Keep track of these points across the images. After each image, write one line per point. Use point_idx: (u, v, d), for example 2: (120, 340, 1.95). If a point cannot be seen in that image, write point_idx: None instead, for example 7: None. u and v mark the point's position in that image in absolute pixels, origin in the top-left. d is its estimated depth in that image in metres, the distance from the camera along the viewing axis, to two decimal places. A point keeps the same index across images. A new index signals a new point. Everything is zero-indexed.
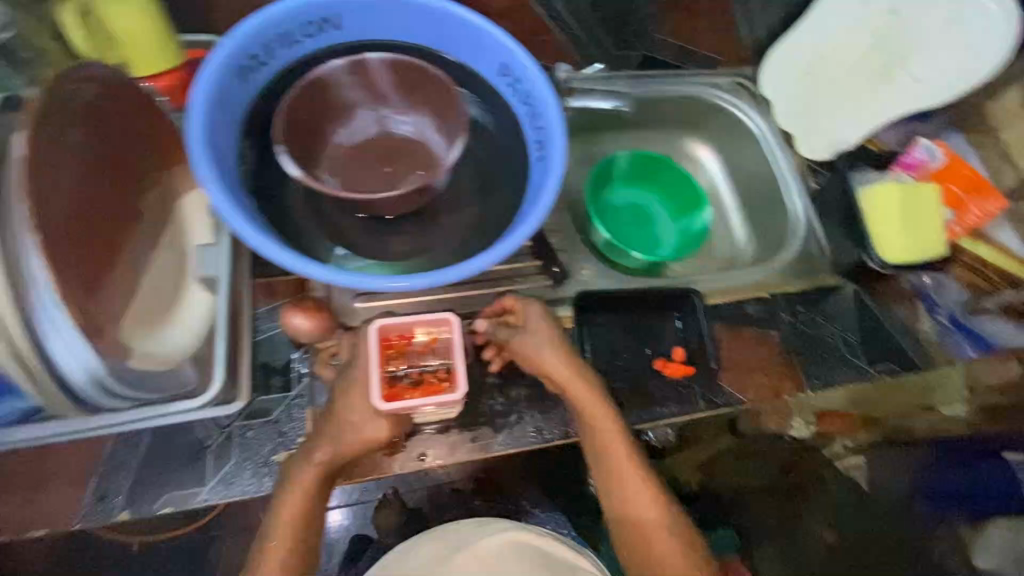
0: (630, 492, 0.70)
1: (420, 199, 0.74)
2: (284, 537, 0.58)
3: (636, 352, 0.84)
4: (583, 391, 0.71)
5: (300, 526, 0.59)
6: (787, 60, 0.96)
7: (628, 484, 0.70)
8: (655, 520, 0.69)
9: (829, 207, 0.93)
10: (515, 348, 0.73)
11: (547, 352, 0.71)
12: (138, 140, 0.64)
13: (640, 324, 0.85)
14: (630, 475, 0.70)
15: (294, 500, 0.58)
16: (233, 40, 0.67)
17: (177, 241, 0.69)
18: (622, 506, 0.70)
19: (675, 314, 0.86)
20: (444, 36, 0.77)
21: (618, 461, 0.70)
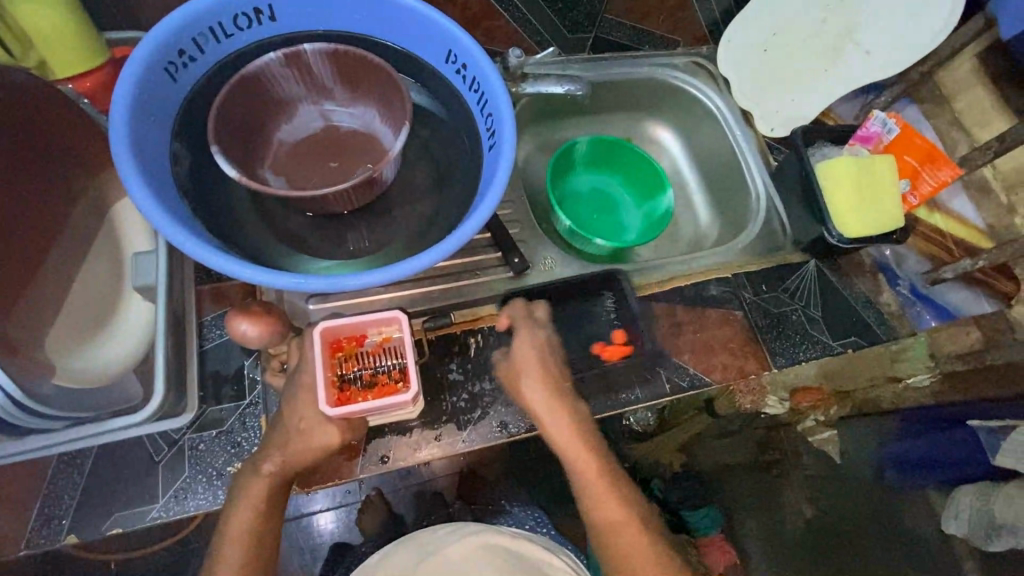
0: (612, 521, 0.67)
1: (370, 193, 0.71)
2: (232, 556, 0.55)
3: (576, 342, 0.81)
4: (557, 418, 0.70)
5: (251, 544, 0.55)
6: (741, 38, 0.94)
7: (610, 513, 0.68)
8: (637, 552, 0.66)
9: (789, 183, 0.92)
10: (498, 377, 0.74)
11: (529, 382, 0.71)
12: (58, 144, 0.60)
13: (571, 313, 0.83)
14: (612, 505, 0.68)
15: (243, 516, 0.56)
16: (156, 36, 0.63)
17: (112, 249, 0.66)
18: (603, 539, 0.67)
19: (607, 298, 0.84)
20: (386, 24, 0.74)
21: (600, 490, 0.69)
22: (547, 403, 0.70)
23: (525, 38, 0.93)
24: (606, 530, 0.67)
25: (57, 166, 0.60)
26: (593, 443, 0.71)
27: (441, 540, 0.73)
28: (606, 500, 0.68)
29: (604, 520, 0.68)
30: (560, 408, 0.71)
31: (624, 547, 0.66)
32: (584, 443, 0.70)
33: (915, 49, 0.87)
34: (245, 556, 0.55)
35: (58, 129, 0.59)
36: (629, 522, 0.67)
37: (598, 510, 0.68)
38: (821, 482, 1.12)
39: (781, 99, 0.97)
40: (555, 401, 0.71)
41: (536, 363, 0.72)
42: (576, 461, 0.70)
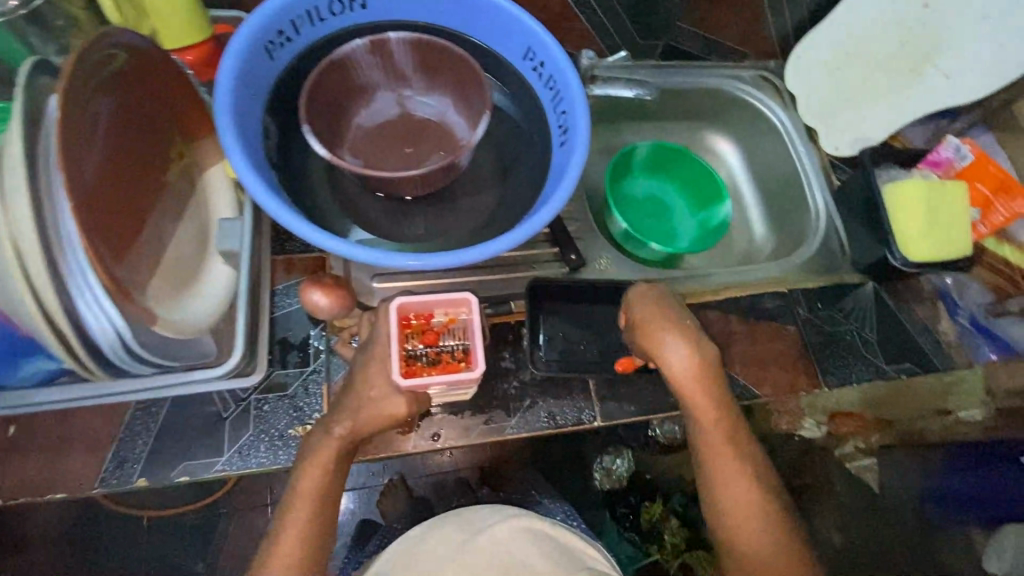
0: (719, 464, 0.67)
1: (442, 179, 0.74)
2: (301, 513, 0.57)
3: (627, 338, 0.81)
4: (684, 357, 0.67)
5: (316, 503, 0.58)
6: (812, 56, 0.95)
7: (721, 457, 0.67)
8: (741, 498, 0.66)
9: (851, 203, 0.91)
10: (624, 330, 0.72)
11: (656, 323, 0.67)
12: (165, 110, 0.64)
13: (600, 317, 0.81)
14: (723, 451, 0.67)
15: (312, 475, 0.58)
16: (261, 16, 0.67)
17: (200, 212, 0.69)
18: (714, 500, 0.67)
19: None
20: (470, 19, 0.76)
21: (716, 435, 0.67)
22: (677, 347, 0.66)
23: (598, 41, 0.94)
24: (711, 474, 0.67)
25: (161, 131, 0.63)
26: (717, 394, 0.68)
27: (487, 520, 0.75)
28: (719, 444, 0.67)
29: (714, 463, 0.67)
30: (691, 351, 0.67)
31: (730, 491, 0.66)
32: (702, 389, 0.67)
33: (994, 80, 0.86)
34: (312, 512, 0.58)
35: (166, 95, 0.63)
36: (737, 469, 0.67)
37: (710, 454, 0.67)
38: (852, 511, 1.10)
39: (849, 120, 0.97)
40: (678, 344, 0.66)
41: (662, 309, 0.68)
42: (696, 407, 0.68)
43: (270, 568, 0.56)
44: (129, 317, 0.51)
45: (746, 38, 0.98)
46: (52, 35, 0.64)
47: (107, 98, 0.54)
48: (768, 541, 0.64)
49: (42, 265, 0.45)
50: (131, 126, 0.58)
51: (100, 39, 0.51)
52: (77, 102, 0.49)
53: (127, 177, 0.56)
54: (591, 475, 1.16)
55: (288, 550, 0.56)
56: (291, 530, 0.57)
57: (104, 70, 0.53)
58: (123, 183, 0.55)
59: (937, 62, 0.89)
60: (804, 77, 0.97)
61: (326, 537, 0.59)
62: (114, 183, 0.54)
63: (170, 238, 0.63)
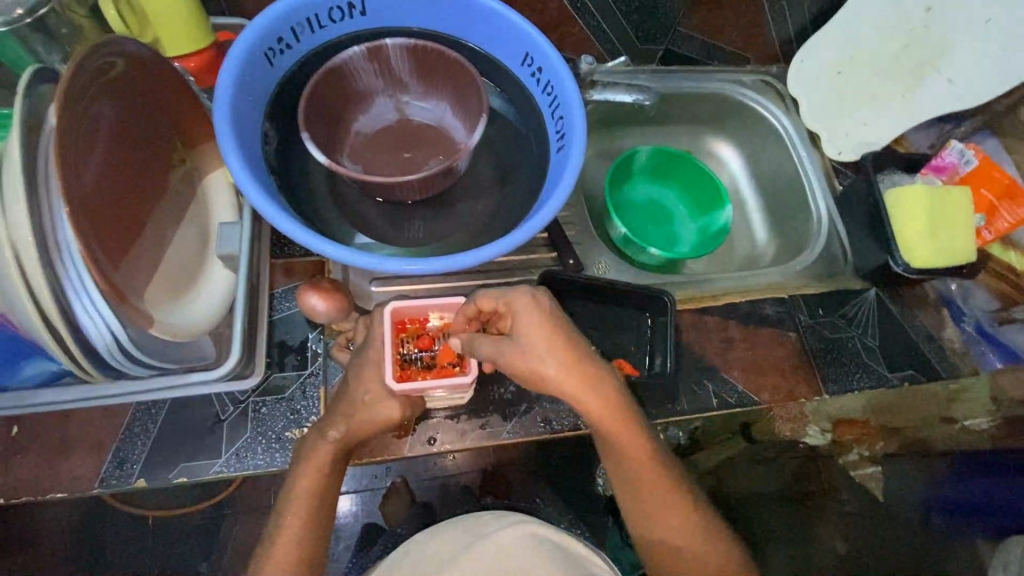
0: (644, 491, 0.66)
1: (440, 183, 0.74)
2: (295, 516, 0.58)
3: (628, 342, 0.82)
4: (589, 391, 0.60)
5: (312, 508, 0.58)
6: (814, 60, 0.95)
7: (646, 483, 0.65)
8: (675, 520, 0.66)
9: (854, 208, 0.91)
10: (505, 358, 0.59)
11: (535, 344, 0.59)
12: (165, 116, 0.64)
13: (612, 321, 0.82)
14: (656, 492, 0.66)
15: (307, 479, 0.58)
16: (260, 23, 0.68)
17: (201, 217, 0.70)
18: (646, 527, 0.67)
19: (647, 317, 0.83)
20: (469, 25, 0.77)
21: (634, 464, 0.65)
22: (558, 367, 0.59)
23: (597, 46, 0.94)
24: (637, 495, 0.66)
25: (161, 136, 0.64)
26: (628, 422, 0.63)
27: (490, 525, 0.75)
28: (648, 471, 0.65)
29: (637, 488, 0.66)
30: (592, 389, 0.60)
31: (659, 514, 0.66)
32: (613, 422, 0.62)
33: (1000, 84, 0.85)
34: (308, 515, 0.58)
35: (165, 100, 0.64)
36: (669, 500, 0.66)
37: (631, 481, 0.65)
38: (859, 522, 1.08)
39: (852, 124, 0.96)
40: (567, 369, 0.59)
41: (541, 318, 0.59)
42: (617, 442, 0.63)
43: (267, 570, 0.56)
44: (124, 318, 0.52)
45: (747, 43, 0.97)
46: (57, 44, 0.66)
47: (104, 105, 0.55)
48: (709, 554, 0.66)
49: (40, 270, 0.46)
50: (130, 132, 0.59)
51: (99, 47, 0.52)
52: (75, 109, 0.50)
53: (125, 182, 0.57)
54: (593, 481, 1.15)
55: (286, 552, 0.57)
56: (287, 532, 0.57)
57: (102, 77, 0.54)
58: (121, 188, 0.56)
59: (941, 66, 0.88)
60: (806, 82, 0.97)
61: (322, 542, 0.59)
62: (111, 188, 0.54)
63: (167, 243, 0.64)
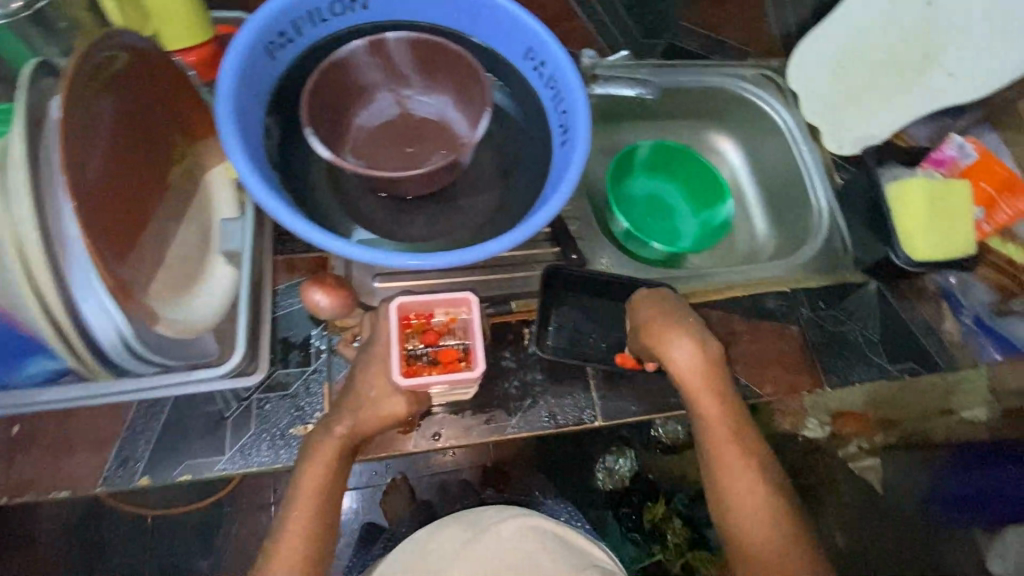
0: (727, 465, 0.67)
1: (444, 178, 0.74)
2: (302, 512, 0.58)
3: None
4: (693, 355, 0.69)
5: (319, 503, 0.58)
6: (814, 54, 0.95)
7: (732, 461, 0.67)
8: (758, 510, 0.65)
9: (854, 202, 0.91)
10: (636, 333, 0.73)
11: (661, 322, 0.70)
12: (168, 111, 0.64)
13: (615, 316, 0.83)
14: (743, 473, 0.66)
15: (314, 474, 0.58)
16: (261, 17, 0.67)
17: (203, 213, 0.69)
18: (728, 512, 0.66)
19: None
20: (471, 18, 0.76)
21: (723, 439, 0.68)
22: (682, 343, 0.69)
23: (598, 40, 0.94)
24: (724, 478, 0.67)
25: (163, 131, 0.64)
26: (726, 396, 0.69)
27: (492, 518, 0.75)
28: (735, 452, 0.67)
29: (723, 464, 0.67)
30: (695, 356, 0.69)
31: (741, 494, 0.66)
32: (711, 392, 0.69)
33: (999, 76, 0.86)
34: (315, 510, 0.58)
35: (168, 95, 0.63)
36: (755, 482, 0.66)
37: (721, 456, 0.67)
38: (856, 513, 1.10)
39: (852, 118, 0.96)
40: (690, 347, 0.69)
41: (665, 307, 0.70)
42: (707, 413, 0.69)
43: (275, 565, 0.56)
44: (129, 314, 0.51)
45: (748, 37, 0.97)
46: (55, 37, 0.65)
47: (108, 99, 0.54)
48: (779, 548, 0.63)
49: (44, 265, 0.45)
50: (133, 127, 0.58)
51: (103, 40, 0.52)
52: (79, 102, 0.49)
53: (129, 177, 0.56)
54: (593, 475, 1.15)
55: (292, 548, 0.56)
56: (295, 528, 0.57)
57: (106, 71, 0.54)
58: (125, 183, 0.55)
59: (942, 59, 0.88)
60: (807, 76, 0.97)
61: (327, 538, 0.59)
62: (115, 183, 0.54)
63: (171, 238, 0.63)
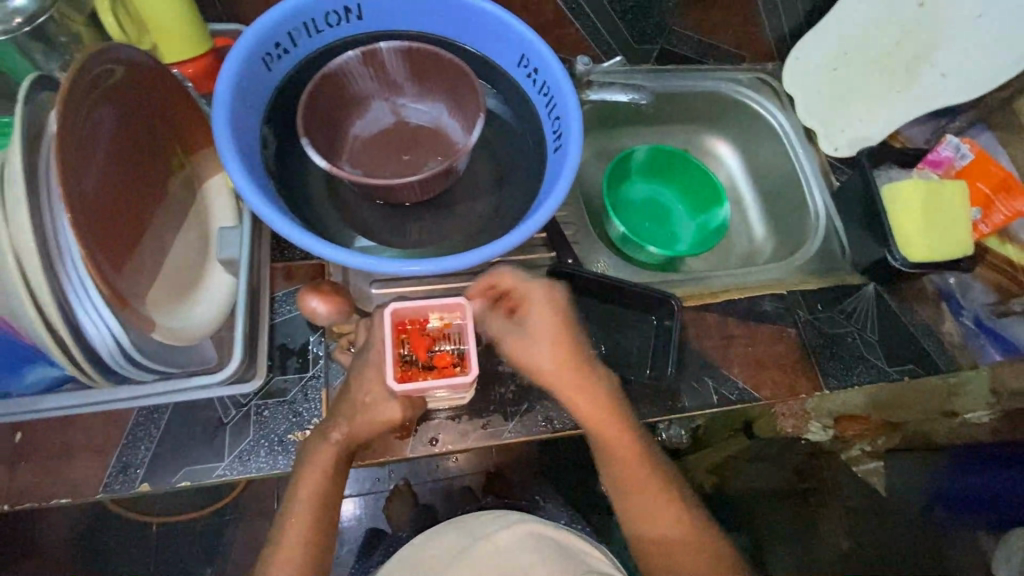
0: (639, 484, 0.69)
1: (440, 184, 0.75)
2: (302, 515, 0.58)
3: (633, 343, 0.82)
4: (574, 371, 0.70)
5: (315, 509, 0.59)
6: (805, 58, 0.97)
7: (634, 475, 0.70)
8: (669, 517, 0.69)
9: (850, 204, 0.91)
10: (507, 342, 0.72)
11: (535, 340, 0.71)
12: (165, 123, 0.65)
13: (615, 319, 0.83)
14: (646, 482, 0.69)
15: (310, 481, 0.59)
16: (259, 30, 0.68)
17: (201, 221, 0.70)
18: (636, 520, 0.69)
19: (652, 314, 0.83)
20: (464, 28, 0.77)
21: (621, 449, 0.69)
22: (551, 356, 0.70)
23: (592, 47, 0.94)
24: (626, 489, 0.70)
25: (161, 142, 0.65)
26: (616, 409, 0.71)
27: (490, 527, 0.75)
28: (634, 464, 0.69)
29: (625, 478, 0.70)
30: (578, 371, 0.70)
31: (649, 507, 0.69)
32: (599, 404, 0.70)
33: (994, 75, 0.86)
34: (313, 516, 0.59)
35: (167, 107, 0.65)
36: (656, 492, 0.69)
37: (621, 474, 0.70)
38: (865, 519, 1.08)
39: (847, 121, 0.97)
40: (564, 373, 0.70)
41: (544, 318, 0.71)
42: (601, 428, 0.70)
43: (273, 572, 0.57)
44: (126, 322, 0.52)
45: (742, 41, 0.97)
46: (56, 51, 0.66)
47: (105, 112, 0.55)
48: (693, 550, 0.68)
49: (43, 277, 0.46)
50: (131, 139, 0.59)
51: (100, 54, 0.53)
52: (75, 116, 0.50)
53: (125, 188, 0.57)
54: (596, 482, 1.16)
55: (289, 555, 0.57)
56: (293, 533, 0.58)
57: (102, 84, 0.55)
58: (122, 194, 0.57)
59: (933, 59, 0.90)
60: (800, 79, 0.98)
61: (325, 544, 0.59)
62: (113, 195, 0.55)
63: (168, 248, 0.64)
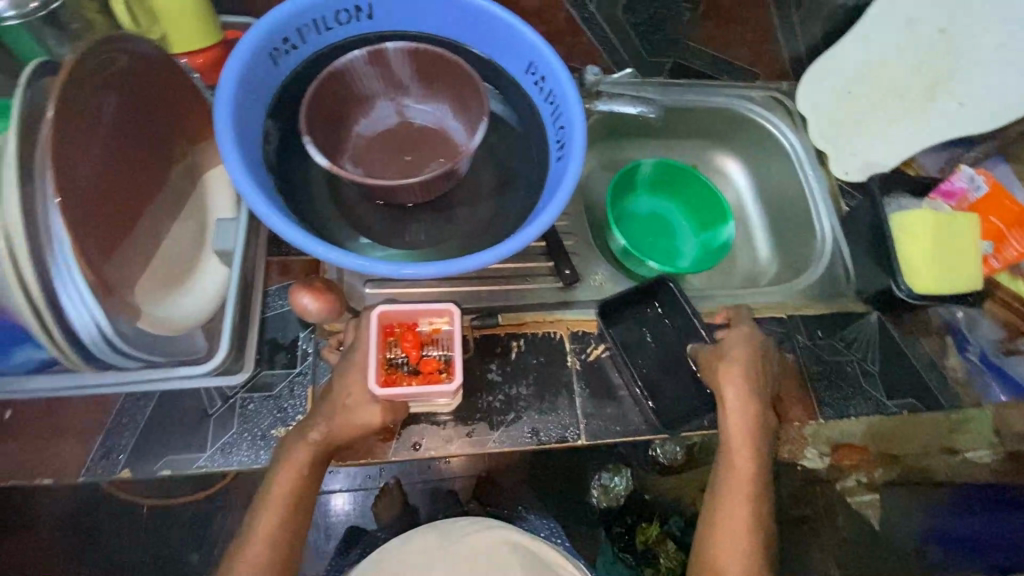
0: (734, 527, 0.68)
1: (440, 187, 0.75)
2: (273, 513, 0.59)
3: (642, 354, 0.80)
4: (745, 408, 0.71)
5: (288, 505, 0.59)
6: (820, 79, 0.95)
7: (733, 515, 0.69)
8: (737, 562, 0.66)
9: (858, 230, 0.89)
10: (703, 359, 0.76)
11: (729, 378, 0.72)
12: (168, 113, 0.65)
13: (630, 321, 0.82)
14: (744, 525, 0.68)
15: (285, 476, 0.59)
16: (267, 25, 0.68)
17: (199, 212, 0.71)
18: (710, 555, 0.68)
19: (663, 315, 0.82)
20: (473, 32, 0.77)
21: (741, 485, 0.70)
22: (733, 387, 0.71)
23: (605, 57, 0.94)
24: (720, 528, 0.69)
25: (162, 130, 0.65)
26: (760, 452, 0.71)
27: (466, 529, 0.74)
28: (741, 503, 0.69)
29: (729, 515, 0.69)
30: (744, 406, 0.71)
31: (733, 549, 0.67)
32: (750, 442, 0.71)
33: (1008, 110, 0.86)
34: (283, 514, 0.59)
35: (171, 98, 0.65)
36: (746, 537, 0.68)
37: (730, 512, 0.69)
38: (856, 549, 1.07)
39: (858, 145, 0.95)
40: (744, 412, 0.71)
41: (748, 371, 0.72)
42: (737, 461, 0.70)
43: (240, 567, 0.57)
44: (110, 307, 0.52)
45: (757, 59, 0.96)
46: (67, 37, 0.67)
47: (106, 99, 0.56)
48: None
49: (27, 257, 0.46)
50: (131, 128, 0.60)
51: (102, 43, 0.54)
52: (74, 102, 0.51)
53: (120, 175, 0.57)
54: (588, 492, 1.14)
55: (258, 552, 0.57)
56: (263, 530, 0.58)
57: (104, 71, 0.55)
58: (116, 180, 0.56)
59: (952, 87, 0.88)
60: (814, 101, 0.96)
61: (294, 543, 0.60)
62: (106, 181, 0.55)
63: (163, 237, 0.65)
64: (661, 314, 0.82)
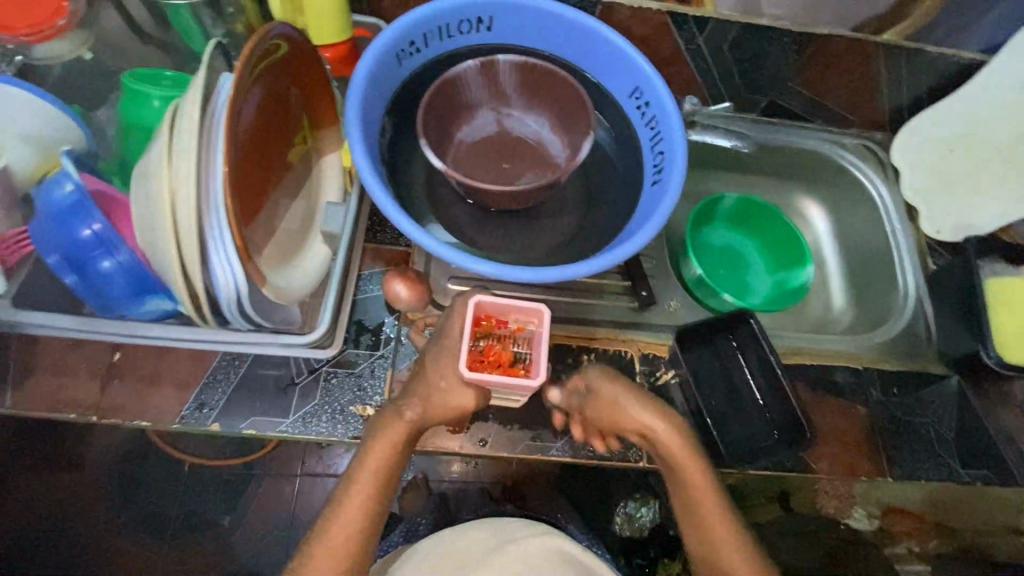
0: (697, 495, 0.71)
1: (536, 197, 0.77)
2: (364, 489, 0.64)
3: (717, 387, 0.81)
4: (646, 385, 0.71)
5: (380, 482, 0.64)
6: (922, 136, 0.95)
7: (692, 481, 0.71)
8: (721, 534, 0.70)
9: (946, 289, 0.88)
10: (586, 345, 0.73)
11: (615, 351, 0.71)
12: (299, 100, 0.71)
13: (707, 344, 0.83)
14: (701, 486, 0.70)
15: (380, 452, 0.64)
16: (398, 26, 0.73)
17: (312, 193, 0.75)
18: None
19: (740, 353, 0.82)
20: (585, 51, 0.80)
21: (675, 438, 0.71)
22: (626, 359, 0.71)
23: (702, 89, 0.95)
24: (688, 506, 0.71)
25: (293, 115, 0.70)
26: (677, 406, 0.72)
27: (521, 532, 0.76)
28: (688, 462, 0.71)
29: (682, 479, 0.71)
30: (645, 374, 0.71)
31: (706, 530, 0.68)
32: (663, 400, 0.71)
33: None
34: (376, 488, 0.64)
35: (306, 86, 0.70)
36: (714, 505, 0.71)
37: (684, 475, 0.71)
38: None
39: (956, 205, 0.94)
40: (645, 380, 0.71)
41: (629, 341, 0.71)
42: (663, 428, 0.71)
43: (335, 533, 0.62)
44: (247, 273, 0.56)
45: (856, 106, 0.96)
46: None
47: (260, 83, 0.61)
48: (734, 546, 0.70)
49: (194, 220, 0.51)
50: (272, 112, 0.65)
51: (271, 31, 0.58)
52: (243, 84, 0.56)
53: (257, 154, 0.62)
54: (611, 520, 1.12)
55: (349, 520, 0.63)
56: (356, 499, 0.64)
57: (265, 56, 0.60)
58: (253, 158, 0.61)
59: None
60: (914, 155, 0.96)
61: (381, 510, 0.65)
62: (249, 159, 0.60)
63: (280, 215, 0.70)
64: (736, 348, 0.82)
